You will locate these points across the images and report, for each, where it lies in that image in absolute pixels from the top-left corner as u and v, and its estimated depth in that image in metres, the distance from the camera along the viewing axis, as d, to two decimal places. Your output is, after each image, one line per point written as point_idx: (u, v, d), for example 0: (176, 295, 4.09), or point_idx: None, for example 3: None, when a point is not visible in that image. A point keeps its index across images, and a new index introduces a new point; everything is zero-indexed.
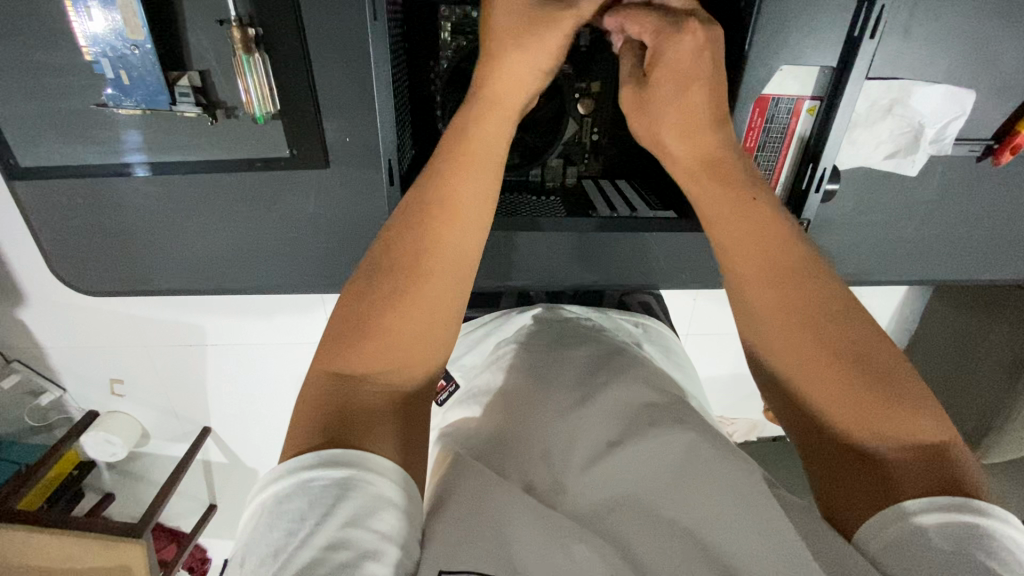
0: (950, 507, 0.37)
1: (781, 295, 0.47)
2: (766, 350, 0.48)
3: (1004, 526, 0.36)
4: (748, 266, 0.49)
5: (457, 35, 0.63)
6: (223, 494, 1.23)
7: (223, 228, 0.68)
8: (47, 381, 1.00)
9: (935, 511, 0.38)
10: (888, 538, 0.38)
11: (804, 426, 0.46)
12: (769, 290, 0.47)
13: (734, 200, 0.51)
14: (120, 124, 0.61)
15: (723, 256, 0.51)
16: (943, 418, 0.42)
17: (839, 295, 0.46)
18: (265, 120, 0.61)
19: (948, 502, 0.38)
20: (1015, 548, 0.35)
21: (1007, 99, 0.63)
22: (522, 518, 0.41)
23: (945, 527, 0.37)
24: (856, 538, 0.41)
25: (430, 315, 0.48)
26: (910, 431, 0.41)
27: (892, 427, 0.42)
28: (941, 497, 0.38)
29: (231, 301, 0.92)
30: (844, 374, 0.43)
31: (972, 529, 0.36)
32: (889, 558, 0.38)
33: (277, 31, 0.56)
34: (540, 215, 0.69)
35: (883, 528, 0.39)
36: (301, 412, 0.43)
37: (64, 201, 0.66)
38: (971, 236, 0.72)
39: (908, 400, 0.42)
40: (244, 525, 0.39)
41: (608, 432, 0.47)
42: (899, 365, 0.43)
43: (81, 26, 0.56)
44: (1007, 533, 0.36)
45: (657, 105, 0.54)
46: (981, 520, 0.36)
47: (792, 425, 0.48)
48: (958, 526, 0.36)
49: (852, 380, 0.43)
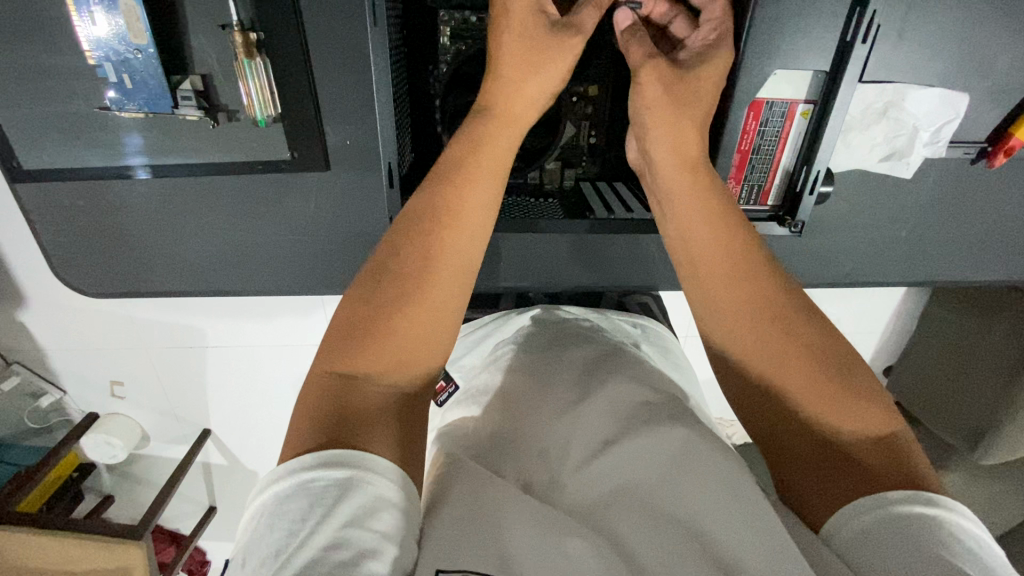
0: (906, 499, 0.39)
1: (760, 300, 0.49)
2: (734, 351, 0.50)
3: (955, 516, 0.38)
4: (722, 270, 0.51)
5: (457, 40, 0.64)
6: (222, 496, 1.23)
7: (224, 229, 0.69)
8: (47, 383, 1.00)
9: (895, 504, 0.39)
10: (855, 530, 0.40)
11: (777, 426, 0.47)
12: (747, 295, 0.49)
13: (711, 205, 0.52)
14: (121, 127, 0.62)
15: (696, 261, 0.52)
16: (896, 414, 0.45)
17: (803, 299, 0.49)
18: (266, 123, 0.62)
19: (904, 495, 0.40)
20: (966, 536, 0.37)
21: (1000, 102, 0.64)
22: (519, 517, 0.41)
23: (902, 518, 0.38)
24: (824, 532, 0.43)
25: (436, 321, 0.48)
26: (870, 428, 0.44)
27: (855, 424, 0.44)
28: (902, 490, 0.40)
29: (230, 303, 0.93)
30: (812, 375, 0.46)
31: (925, 517, 0.38)
32: (855, 549, 0.39)
33: (278, 35, 0.57)
34: (538, 216, 0.69)
35: (851, 520, 0.41)
36: (301, 413, 0.43)
37: (65, 203, 0.66)
38: (968, 238, 0.72)
39: (874, 400, 0.45)
40: (246, 526, 0.39)
41: (605, 430, 0.48)
42: (858, 365, 0.46)
43: (84, 30, 0.57)
44: (959, 521, 0.38)
45: (663, 109, 0.53)
46: (933, 511, 0.38)
47: (762, 426, 0.49)
48: (913, 516, 0.38)
49: (819, 380, 0.45)
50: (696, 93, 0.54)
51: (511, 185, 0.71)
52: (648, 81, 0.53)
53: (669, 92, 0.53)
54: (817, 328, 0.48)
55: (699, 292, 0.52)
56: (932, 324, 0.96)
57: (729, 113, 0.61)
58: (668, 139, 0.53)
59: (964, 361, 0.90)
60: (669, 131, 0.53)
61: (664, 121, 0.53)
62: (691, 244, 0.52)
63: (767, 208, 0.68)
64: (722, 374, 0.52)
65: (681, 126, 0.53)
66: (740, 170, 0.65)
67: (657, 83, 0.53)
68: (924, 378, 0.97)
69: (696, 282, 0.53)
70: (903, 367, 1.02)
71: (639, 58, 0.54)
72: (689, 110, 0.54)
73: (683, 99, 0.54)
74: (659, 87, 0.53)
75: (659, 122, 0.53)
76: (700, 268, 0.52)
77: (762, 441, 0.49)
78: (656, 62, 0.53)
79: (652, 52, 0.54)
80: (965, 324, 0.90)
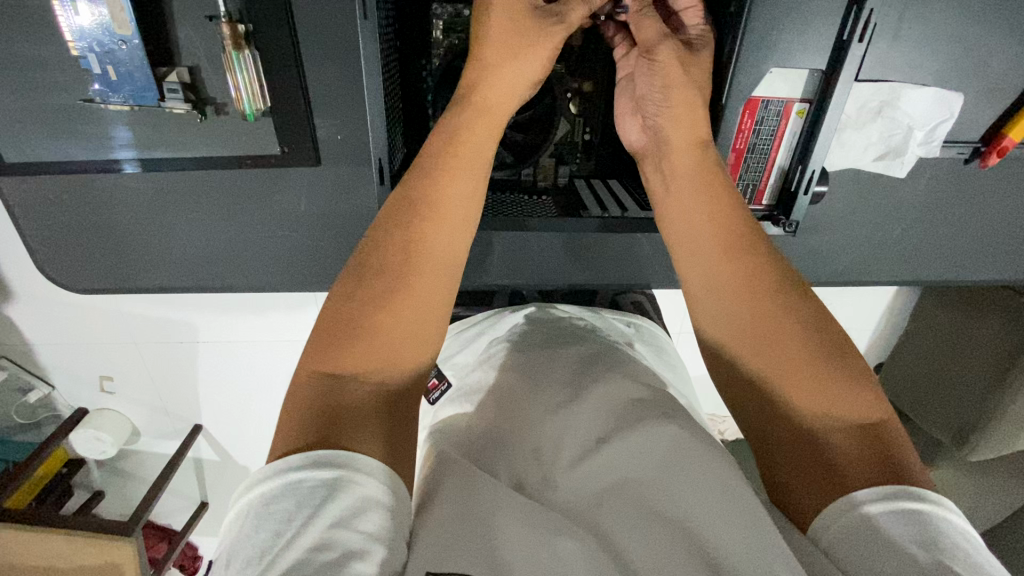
0: (894, 494, 0.39)
1: (744, 281, 0.50)
2: (727, 342, 0.50)
3: (942, 510, 0.38)
4: (715, 261, 0.51)
5: (451, 33, 0.63)
6: (213, 491, 1.22)
7: (213, 225, 0.68)
8: (33, 378, 0.99)
9: (882, 501, 0.39)
10: (841, 528, 0.40)
11: (772, 429, 0.47)
12: (731, 276, 0.50)
13: (705, 196, 0.54)
14: (108, 120, 0.61)
15: (691, 251, 0.53)
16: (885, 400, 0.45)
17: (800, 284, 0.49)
18: (254, 117, 0.60)
19: (892, 489, 0.39)
20: (956, 533, 0.37)
21: (994, 102, 0.63)
22: (509, 518, 0.41)
23: (891, 515, 0.38)
24: (811, 531, 0.42)
25: (420, 315, 0.48)
26: (860, 414, 0.44)
27: (844, 412, 0.44)
28: (883, 487, 0.40)
29: (219, 298, 0.92)
30: (805, 365, 0.46)
31: (922, 517, 0.37)
32: (842, 549, 0.39)
33: (267, 28, 0.56)
34: (530, 215, 0.68)
35: (835, 519, 0.40)
36: (289, 413, 0.43)
37: (50, 198, 0.65)
38: (959, 237, 0.72)
39: (859, 381, 0.45)
40: (228, 527, 0.38)
41: (596, 429, 0.48)
42: (850, 349, 0.47)
43: (67, 20, 0.56)
44: (947, 517, 0.37)
45: (681, 88, 0.56)
46: (922, 506, 0.38)
47: (753, 423, 0.49)
48: (901, 513, 0.38)
49: (812, 369, 0.45)
50: (705, 77, 0.57)
51: (500, 182, 0.70)
52: (666, 60, 0.55)
53: (681, 76, 0.55)
54: (801, 306, 0.48)
55: (690, 272, 0.53)
56: (922, 322, 0.96)
57: (724, 110, 0.61)
58: (685, 120, 0.56)
59: (953, 359, 0.90)
60: (684, 112, 0.56)
61: (682, 103, 0.56)
62: (687, 226, 0.54)
63: (762, 207, 0.68)
64: (709, 360, 0.53)
65: (694, 111, 0.56)
66: (735, 169, 0.65)
67: (677, 66, 0.56)
68: (911, 375, 0.98)
69: (692, 272, 0.53)
70: (892, 365, 1.02)
71: (652, 37, 0.56)
72: (700, 95, 0.56)
73: (696, 84, 0.56)
74: (673, 70, 0.55)
75: (676, 103, 0.56)
76: (696, 257, 0.53)
77: (749, 430, 0.50)
78: (673, 43, 0.56)
79: (665, 33, 0.56)
80: (955, 323, 0.90)
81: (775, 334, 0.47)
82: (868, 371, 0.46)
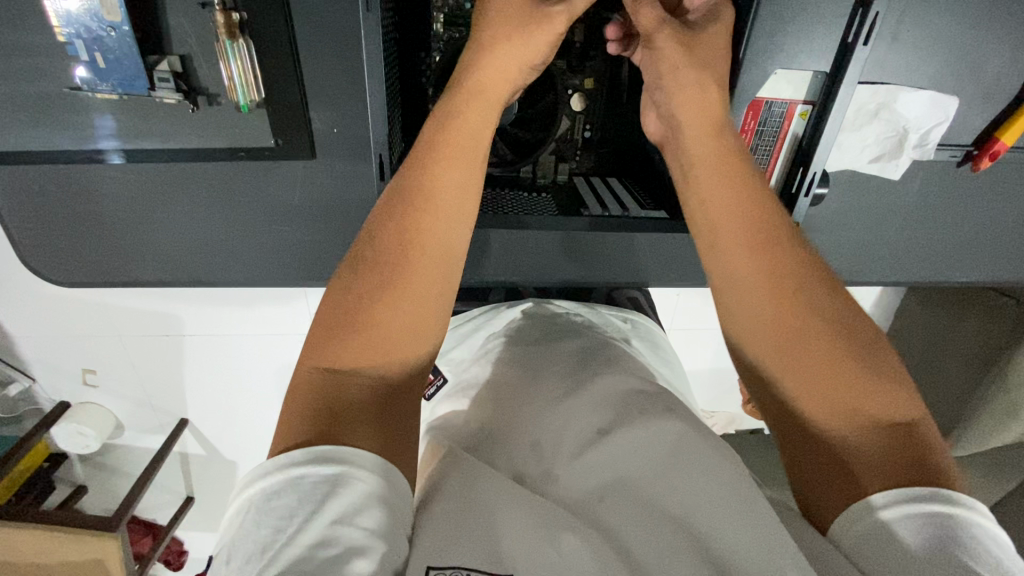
0: (924, 498, 0.39)
1: (766, 278, 0.49)
2: (746, 336, 0.50)
3: (971, 513, 0.38)
4: (738, 257, 0.51)
5: (451, 26, 0.63)
6: (200, 484, 1.21)
7: (204, 217, 0.66)
8: (14, 371, 0.96)
9: (909, 504, 0.39)
10: (864, 532, 0.40)
11: (795, 429, 0.47)
12: (752, 272, 0.50)
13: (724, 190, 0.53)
14: (93, 109, 0.59)
15: (712, 247, 0.53)
16: (914, 400, 0.45)
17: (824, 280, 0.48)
18: (249, 108, 0.59)
19: (920, 493, 0.40)
20: (983, 534, 0.37)
21: (987, 106, 0.64)
22: (510, 514, 0.41)
23: (922, 518, 0.38)
24: (833, 532, 0.43)
25: (418, 306, 0.47)
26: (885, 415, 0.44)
27: (870, 413, 0.44)
28: (907, 488, 0.40)
29: (207, 290, 0.90)
30: (829, 364, 0.46)
31: (953, 521, 0.38)
32: (864, 553, 0.40)
33: (261, 18, 0.55)
34: (527, 214, 0.68)
35: (858, 522, 0.41)
36: (288, 405, 0.42)
37: (33, 189, 0.63)
38: (949, 238, 0.73)
39: (880, 382, 0.45)
40: (227, 523, 0.38)
41: (597, 420, 0.47)
42: (877, 348, 0.46)
43: (53, 4, 0.53)
44: (976, 519, 0.38)
45: (682, 80, 0.54)
46: (952, 510, 0.38)
47: (777, 420, 0.49)
48: (931, 517, 0.38)
49: (835, 369, 0.45)
50: (715, 61, 0.55)
51: (500, 179, 0.70)
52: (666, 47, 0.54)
53: (690, 59, 0.54)
54: (824, 304, 0.48)
55: (711, 268, 0.53)
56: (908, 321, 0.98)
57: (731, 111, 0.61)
58: (695, 108, 0.54)
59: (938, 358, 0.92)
60: (690, 103, 0.54)
61: (688, 90, 0.54)
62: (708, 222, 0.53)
63: None
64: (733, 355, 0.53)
65: (709, 95, 0.54)
66: None
67: (677, 54, 0.54)
68: None
69: (713, 268, 0.53)
70: None
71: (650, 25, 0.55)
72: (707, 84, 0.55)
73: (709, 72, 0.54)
74: (680, 55, 0.54)
75: (682, 94, 0.54)
76: (717, 253, 0.52)
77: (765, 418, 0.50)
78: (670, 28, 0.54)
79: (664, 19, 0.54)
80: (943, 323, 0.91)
81: (796, 331, 0.47)
82: (895, 368, 0.46)
